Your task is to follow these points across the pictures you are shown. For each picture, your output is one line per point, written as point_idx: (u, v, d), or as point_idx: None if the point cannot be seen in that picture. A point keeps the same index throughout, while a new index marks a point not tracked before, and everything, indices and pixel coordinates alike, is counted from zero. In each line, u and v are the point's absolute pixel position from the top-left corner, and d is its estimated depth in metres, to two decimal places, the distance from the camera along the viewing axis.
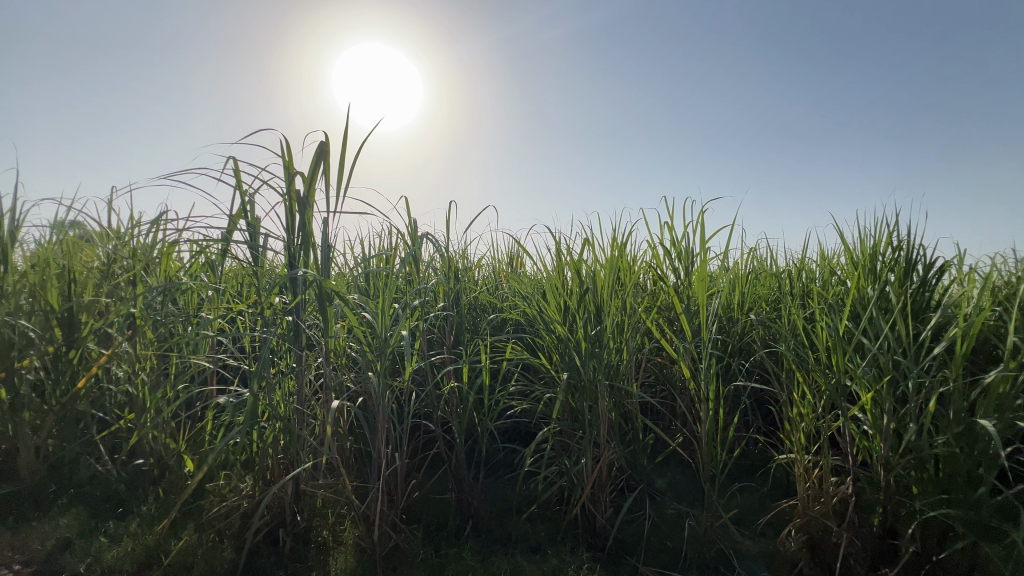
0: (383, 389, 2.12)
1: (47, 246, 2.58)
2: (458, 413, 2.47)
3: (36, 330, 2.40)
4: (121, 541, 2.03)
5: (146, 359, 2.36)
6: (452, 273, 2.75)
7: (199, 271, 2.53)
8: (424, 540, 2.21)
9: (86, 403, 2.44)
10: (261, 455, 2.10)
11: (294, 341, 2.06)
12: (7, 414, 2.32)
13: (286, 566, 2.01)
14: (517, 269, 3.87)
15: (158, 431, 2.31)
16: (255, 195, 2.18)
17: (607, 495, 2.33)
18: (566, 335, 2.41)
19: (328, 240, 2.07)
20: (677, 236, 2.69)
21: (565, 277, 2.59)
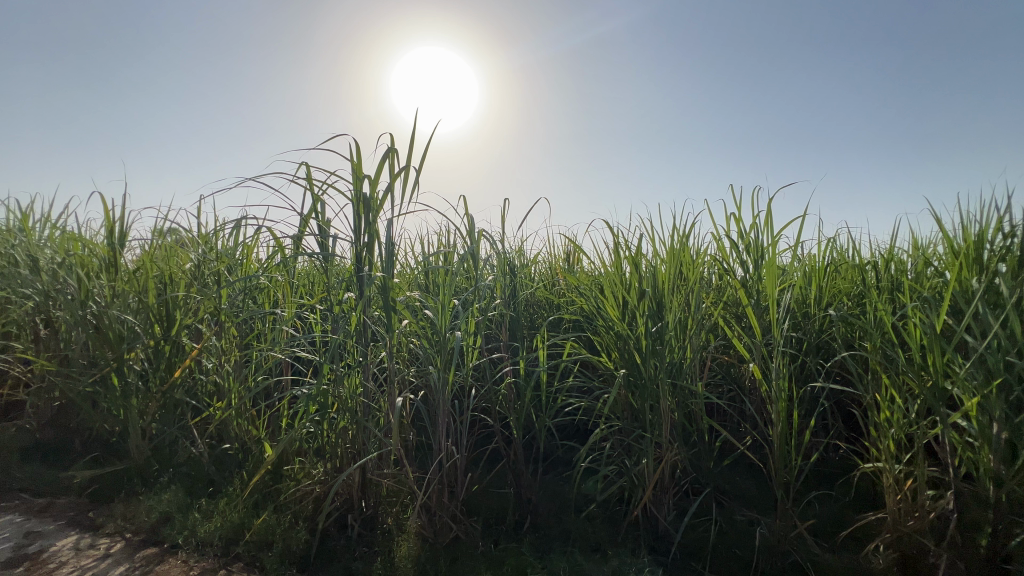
0: (443, 384, 2.17)
1: (149, 251, 2.88)
2: (516, 409, 2.48)
3: (140, 325, 2.67)
4: (212, 518, 2.23)
5: (230, 353, 2.56)
6: (509, 270, 2.77)
7: (275, 271, 2.72)
8: (483, 533, 2.24)
9: (181, 391, 2.68)
10: (331, 443, 2.22)
11: (360, 336, 2.16)
12: (120, 400, 2.63)
13: (354, 549, 2.11)
14: (574, 265, 3.82)
15: (242, 418, 2.52)
16: (324, 197, 2.29)
17: (670, 497, 2.25)
18: (626, 331, 2.35)
19: (391, 239, 2.14)
20: (745, 227, 2.55)
21: (624, 272, 2.54)
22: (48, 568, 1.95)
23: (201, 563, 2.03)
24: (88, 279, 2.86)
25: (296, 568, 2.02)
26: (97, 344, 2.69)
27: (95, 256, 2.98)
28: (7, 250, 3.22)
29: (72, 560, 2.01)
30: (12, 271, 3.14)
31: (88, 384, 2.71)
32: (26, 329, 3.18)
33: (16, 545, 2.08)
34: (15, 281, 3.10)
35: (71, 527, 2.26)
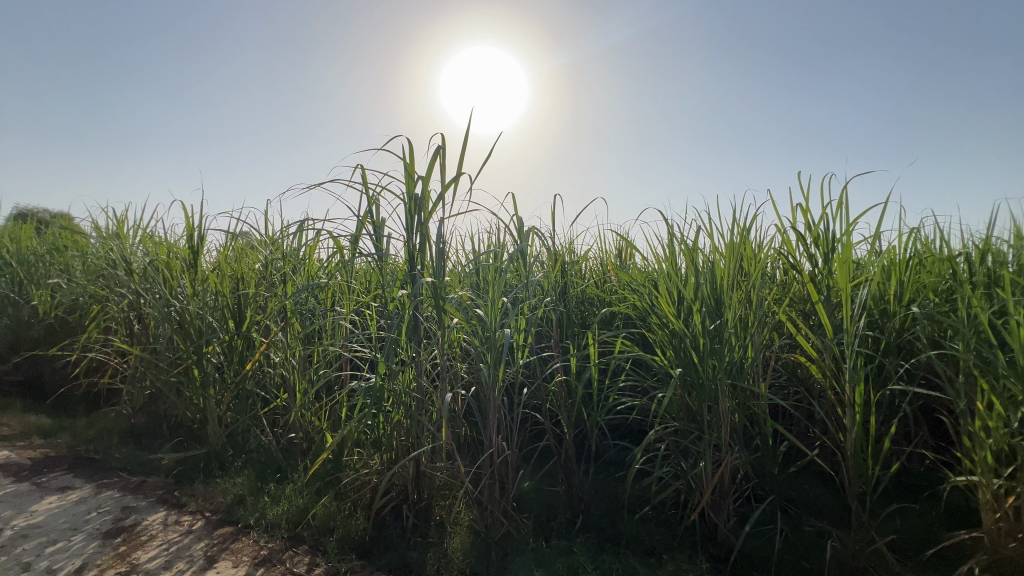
0: (494, 381, 2.19)
1: (224, 252, 3.11)
2: (567, 407, 2.44)
3: (217, 321, 2.89)
4: (280, 502, 2.37)
5: (294, 347, 2.71)
6: (560, 267, 2.73)
7: (334, 270, 2.85)
8: (534, 530, 2.24)
9: (252, 382, 2.87)
10: (387, 435, 2.30)
11: (413, 333, 2.22)
12: (199, 389, 2.85)
13: (409, 539, 2.17)
14: (626, 262, 3.73)
15: (306, 409, 2.66)
16: (379, 198, 2.37)
17: (730, 503, 2.14)
18: (681, 329, 2.26)
19: (443, 238, 2.18)
20: (813, 218, 2.38)
21: (679, 267, 2.45)
22: (141, 540, 2.13)
23: (271, 544, 2.16)
24: (172, 279, 3.13)
25: (356, 553, 2.11)
26: (181, 338, 2.94)
27: (178, 258, 3.25)
28: (106, 253, 3.58)
29: (161, 534, 2.19)
30: (110, 272, 3.50)
31: (173, 374, 2.97)
32: (122, 324, 3.53)
33: (115, 517, 2.30)
34: (112, 280, 3.45)
35: (160, 504, 2.46)
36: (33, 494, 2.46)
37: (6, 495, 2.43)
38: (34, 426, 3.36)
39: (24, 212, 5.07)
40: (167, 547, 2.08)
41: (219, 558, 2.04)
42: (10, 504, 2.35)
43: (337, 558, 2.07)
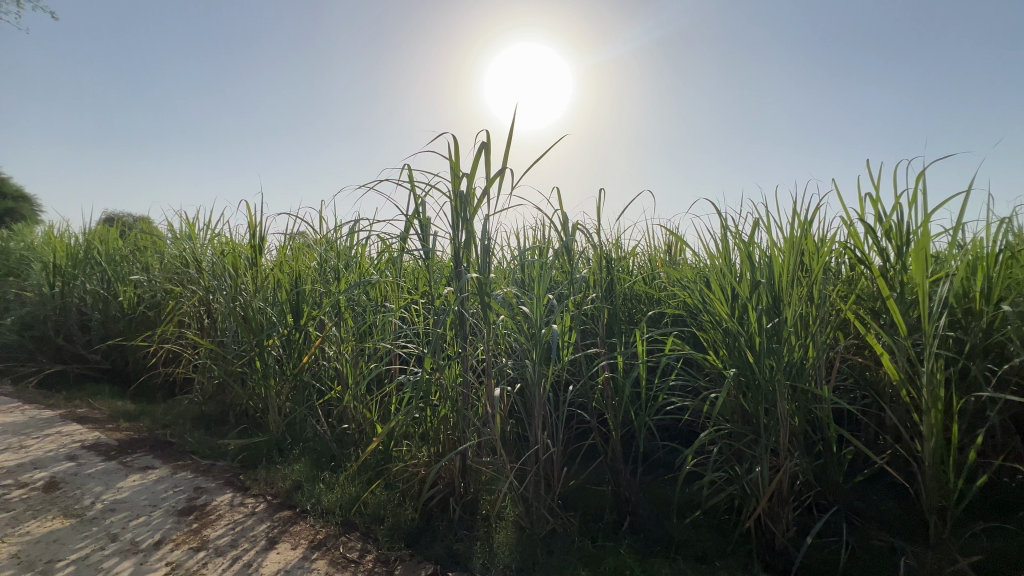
0: (539, 378, 2.18)
1: (283, 251, 3.33)
2: (614, 405, 2.40)
3: (277, 315, 3.05)
4: (334, 489, 2.47)
5: (347, 342, 2.81)
6: (606, 263, 2.68)
7: (384, 268, 2.95)
8: (581, 529, 2.21)
9: (308, 374, 3.01)
10: (435, 428, 2.35)
11: (460, 328, 2.25)
12: (262, 380, 3.02)
13: (456, 531, 2.20)
14: (676, 258, 3.61)
15: (358, 402, 2.76)
16: (426, 197, 2.41)
17: (789, 512, 2.03)
18: (736, 328, 2.17)
19: (488, 234, 2.19)
20: (884, 209, 2.21)
21: (734, 262, 2.35)
22: (211, 518, 2.29)
23: (326, 529, 2.26)
24: (237, 276, 3.34)
25: (405, 543, 2.16)
26: (245, 331, 3.13)
27: (243, 257, 3.45)
28: (180, 253, 3.85)
29: (227, 514, 2.34)
30: (183, 271, 3.77)
31: (238, 365, 3.16)
32: (194, 318, 3.81)
33: (189, 497, 2.49)
34: (185, 278, 3.72)
35: (227, 486, 2.63)
36: (119, 472, 2.70)
37: (97, 471, 2.68)
38: (120, 410, 3.69)
39: (111, 216, 5.54)
40: (233, 527, 2.22)
41: (279, 540, 2.15)
42: (100, 480, 2.58)
43: (387, 546, 2.13)
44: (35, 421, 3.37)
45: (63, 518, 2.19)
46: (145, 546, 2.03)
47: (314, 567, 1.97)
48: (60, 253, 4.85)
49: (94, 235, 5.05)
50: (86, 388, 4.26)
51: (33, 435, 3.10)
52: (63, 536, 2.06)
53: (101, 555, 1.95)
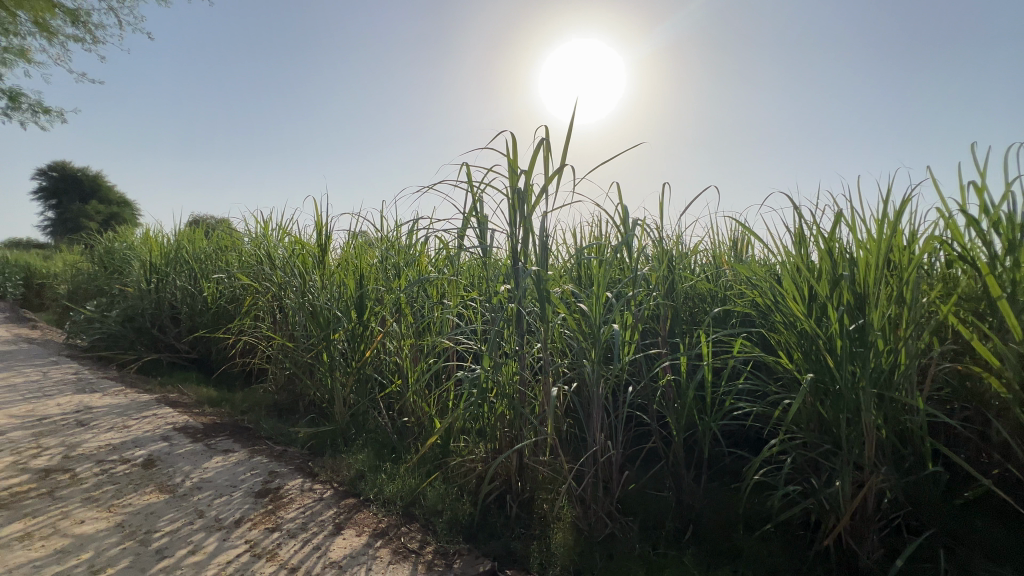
0: (597, 378, 2.12)
1: (347, 250, 3.51)
2: (676, 409, 2.30)
3: (342, 311, 3.18)
4: (395, 480, 2.55)
5: (406, 337, 2.89)
6: (668, 261, 2.58)
7: (443, 265, 3.00)
8: (640, 535, 2.14)
9: (371, 367, 3.13)
10: (492, 425, 2.37)
11: (517, 326, 2.24)
12: (328, 372, 3.17)
13: (513, 529, 2.21)
14: (743, 255, 3.41)
15: (417, 396, 2.83)
16: (483, 195, 2.42)
17: (874, 532, 1.86)
18: (814, 330, 2.01)
19: (546, 232, 2.16)
20: (991, 198, 1.96)
21: (811, 259, 2.18)
22: (284, 501, 2.44)
23: (388, 517, 2.33)
24: (306, 273, 3.53)
25: (463, 537, 2.18)
26: (313, 326, 3.30)
27: (312, 255, 3.64)
28: (256, 252, 4.13)
29: (299, 498, 2.48)
30: (259, 268, 4.04)
31: (307, 358, 3.34)
32: (268, 313, 4.08)
33: (264, 480, 2.66)
34: (261, 275, 3.99)
35: (298, 472, 2.79)
36: (204, 453, 2.94)
37: (186, 452, 2.93)
38: (205, 397, 4.03)
39: (197, 218, 6.04)
40: (303, 511, 2.35)
41: (345, 526, 2.25)
42: (188, 460, 2.82)
43: (446, 539, 2.16)
44: (135, 404, 3.75)
45: (159, 493, 2.41)
46: (227, 524, 2.19)
47: (377, 555, 2.04)
48: (154, 252, 5.35)
49: (183, 236, 5.52)
50: (177, 375, 4.68)
51: (134, 416, 3.45)
52: (158, 510, 2.26)
53: (190, 529, 2.13)
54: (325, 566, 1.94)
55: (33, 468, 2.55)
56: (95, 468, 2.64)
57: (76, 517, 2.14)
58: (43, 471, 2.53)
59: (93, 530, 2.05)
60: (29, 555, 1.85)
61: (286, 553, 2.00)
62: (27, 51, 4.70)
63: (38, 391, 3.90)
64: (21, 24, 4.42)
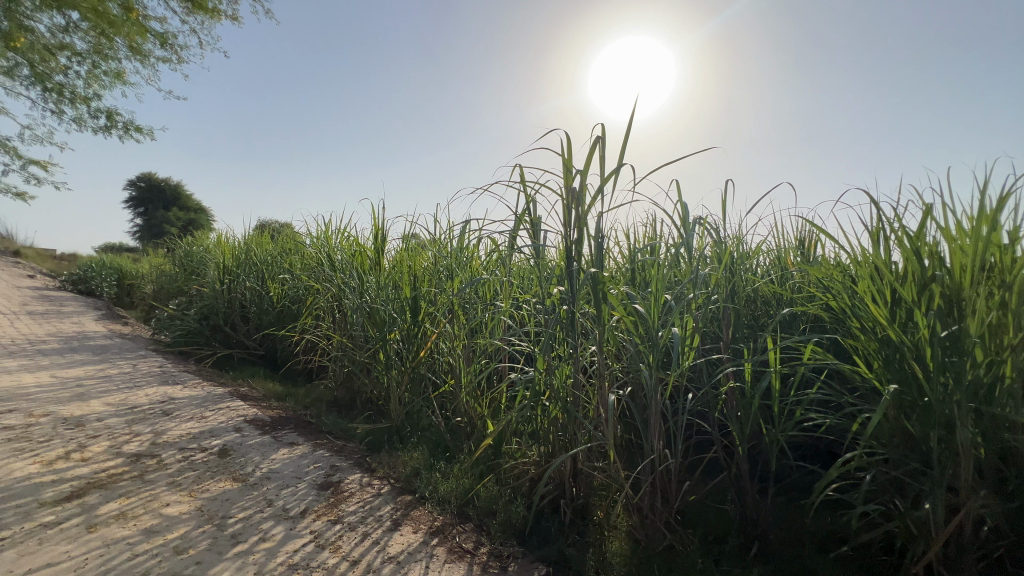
0: (655, 384, 2.04)
1: (401, 252, 3.62)
2: (739, 418, 2.17)
3: (397, 312, 3.27)
4: (449, 479, 2.59)
5: (459, 338, 2.92)
6: (730, 262, 2.45)
7: (495, 267, 3.03)
8: (701, 549, 2.05)
9: (424, 367, 3.20)
10: (545, 428, 2.35)
11: (570, 328, 2.20)
12: (384, 371, 3.27)
13: (567, 535, 2.18)
14: (810, 255, 3.20)
15: (470, 396, 2.85)
16: (536, 196, 2.40)
17: (972, 563, 1.69)
18: (898, 337, 1.83)
19: (602, 233, 2.11)
20: None
21: (893, 259, 2.00)
22: (345, 495, 2.53)
23: (443, 516, 2.36)
24: (364, 275, 3.66)
25: (516, 540, 2.18)
26: (371, 326, 3.42)
27: (369, 257, 3.78)
28: (317, 254, 4.35)
29: (358, 492, 2.57)
30: (320, 270, 4.24)
31: (365, 357, 3.47)
32: (328, 313, 4.27)
33: (326, 473, 2.78)
34: (322, 277, 4.19)
35: (357, 466, 2.89)
36: (272, 445, 3.11)
37: (256, 443, 3.12)
38: (271, 391, 4.28)
39: (264, 223, 6.43)
40: (363, 505, 2.43)
41: (402, 522, 2.30)
42: (258, 451, 3.00)
43: (500, 541, 2.16)
44: (211, 396, 4.04)
45: (233, 481, 2.58)
46: (294, 514, 2.30)
47: (434, 553, 2.07)
48: (227, 255, 5.75)
49: (252, 239, 5.90)
50: (246, 370, 5.01)
51: (210, 408, 3.71)
52: (233, 497, 2.42)
53: (261, 516, 2.26)
54: (384, 560, 1.99)
55: (126, 453, 2.81)
56: (178, 454, 2.86)
57: (162, 499, 2.33)
58: (134, 456, 2.78)
59: (177, 512, 2.22)
60: (124, 532, 2.03)
61: (347, 545, 2.07)
62: (123, 73, 5.18)
63: (129, 382, 4.29)
64: (118, 50, 4.89)
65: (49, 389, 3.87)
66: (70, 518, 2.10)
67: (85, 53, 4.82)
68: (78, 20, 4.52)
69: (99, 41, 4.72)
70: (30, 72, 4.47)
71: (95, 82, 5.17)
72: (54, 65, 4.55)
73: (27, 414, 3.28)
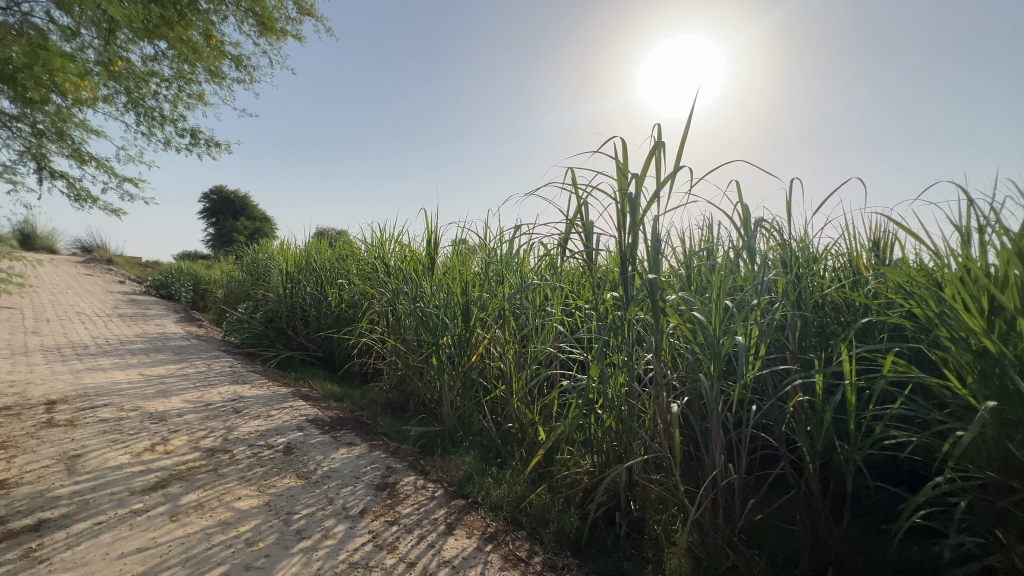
0: (716, 396, 1.93)
1: (452, 258, 3.69)
2: (810, 434, 2.03)
3: (448, 317, 3.32)
4: (501, 486, 2.60)
5: (510, 343, 2.93)
6: (796, 266, 2.30)
7: (546, 272, 3.02)
8: (768, 571, 1.93)
9: (476, 372, 3.22)
10: (599, 438, 2.30)
11: (626, 335, 2.14)
12: (437, 375, 3.33)
13: (623, 549, 2.12)
14: (887, 257, 2.96)
15: (521, 403, 2.84)
16: (589, 200, 2.37)
17: None
18: (998, 349, 1.65)
19: (658, 237, 2.05)
20: None
21: (989, 263, 1.81)
22: (400, 497, 2.59)
23: (496, 522, 2.37)
24: (417, 280, 3.76)
25: (570, 551, 2.14)
26: (424, 331, 3.50)
27: (422, 263, 3.87)
28: (373, 261, 4.51)
29: (414, 494, 2.62)
30: (376, 276, 4.40)
31: (418, 361, 3.55)
32: (383, 318, 4.42)
33: (382, 474, 2.86)
34: (377, 283, 4.34)
35: (411, 469, 2.96)
36: (332, 444, 3.25)
37: (318, 442, 3.26)
38: (330, 392, 4.47)
39: (323, 231, 6.76)
40: (418, 508, 2.48)
41: (456, 527, 2.32)
42: (320, 450, 3.13)
43: (554, 551, 2.14)
44: (276, 396, 4.27)
45: (297, 479, 2.71)
46: (353, 513, 2.38)
47: (488, 559, 2.07)
48: (290, 262, 6.08)
49: (312, 247, 6.21)
50: (307, 371, 5.27)
51: (275, 407, 3.93)
52: (297, 493, 2.54)
53: (323, 514, 2.35)
54: (439, 564, 2.01)
55: (202, 447, 3.02)
56: (248, 451, 3.04)
57: (235, 493, 2.48)
58: (210, 451, 2.98)
59: (248, 506, 2.36)
60: (202, 522, 2.17)
61: (404, 547, 2.11)
62: (202, 95, 5.61)
63: (205, 380, 4.62)
64: (198, 73, 5.30)
65: (137, 386, 4.24)
66: (156, 507, 2.28)
67: (171, 79, 5.26)
68: (165, 48, 4.94)
69: (182, 67, 5.14)
70: (125, 98, 4.93)
71: (179, 104, 5.64)
72: (145, 91, 5.00)
73: (119, 408, 3.61)
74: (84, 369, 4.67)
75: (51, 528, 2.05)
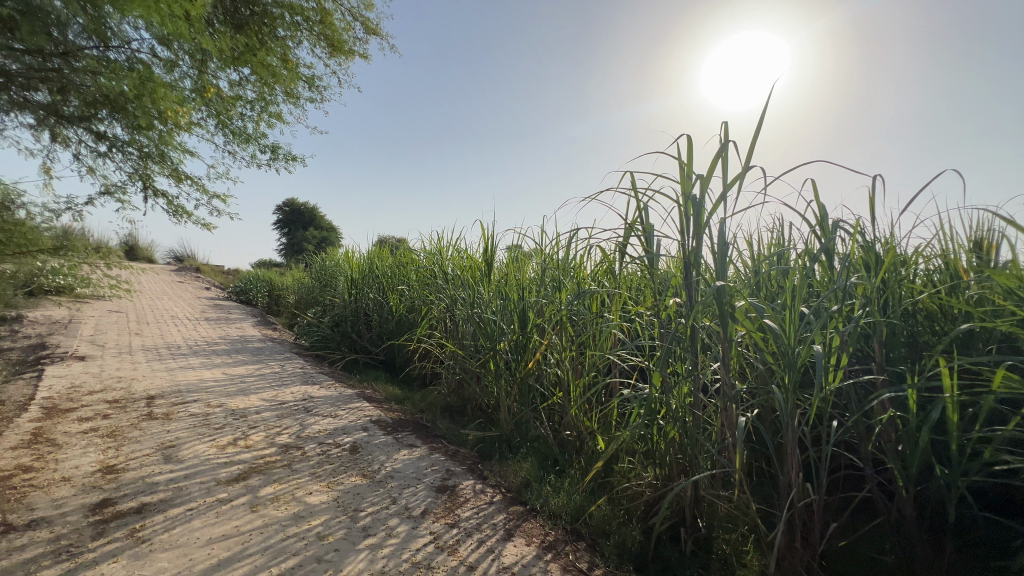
0: (792, 409, 1.80)
1: (508, 263, 3.72)
2: (903, 454, 1.83)
3: (506, 323, 3.34)
4: (560, 494, 2.57)
5: (568, 350, 2.90)
6: (883, 270, 2.10)
7: (604, 278, 2.96)
8: None
9: (533, 378, 3.22)
10: (662, 449, 2.22)
11: (690, 343, 2.05)
12: (494, 380, 3.35)
13: (689, 567, 2.02)
14: (990, 259, 2.65)
15: (579, 410, 2.80)
16: (649, 204, 2.30)
17: None
18: None
19: (725, 242, 1.95)
20: None
21: None
22: (460, 500, 2.63)
23: (555, 531, 2.34)
24: (475, 286, 3.82)
25: (633, 565, 2.08)
26: (481, 336, 3.54)
27: (479, 269, 3.94)
28: (432, 267, 4.64)
29: (472, 498, 2.65)
30: (435, 282, 4.52)
31: (476, 366, 3.60)
32: (441, 323, 4.53)
33: (442, 476, 2.92)
34: (436, 289, 4.46)
35: (470, 472, 3.00)
36: (394, 445, 3.36)
37: (381, 443, 3.39)
38: (392, 395, 4.64)
39: (385, 239, 7.05)
40: (477, 512, 2.51)
41: (515, 533, 2.32)
42: (383, 450, 3.25)
43: (615, 565, 2.08)
44: (342, 397, 4.49)
45: (362, 477, 2.82)
46: (415, 514, 2.44)
47: (548, 569, 2.05)
48: (354, 269, 6.39)
49: (374, 254, 6.49)
50: (371, 374, 5.50)
51: (342, 407, 4.13)
52: (362, 491, 2.64)
53: (387, 512, 2.44)
54: (499, 569, 2.02)
55: (278, 443, 3.22)
56: (317, 448, 3.21)
57: (307, 488, 2.62)
58: (284, 447, 3.17)
59: (318, 501, 2.48)
60: (279, 514, 2.32)
61: (464, 550, 2.14)
62: (280, 115, 6.05)
63: (279, 381, 4.94)
64: (277, 95, 5.73)
65: (221, 384, 4.61)
66: (238, 497, 2.46)
67: (254, 101, 5.72)
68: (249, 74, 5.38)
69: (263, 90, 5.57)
70: (215, 121, 5.42)
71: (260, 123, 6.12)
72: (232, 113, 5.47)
73: (206, 404, 3.94)
74: (178, 367, 5.15)
75: (152, 512, 2.27)
